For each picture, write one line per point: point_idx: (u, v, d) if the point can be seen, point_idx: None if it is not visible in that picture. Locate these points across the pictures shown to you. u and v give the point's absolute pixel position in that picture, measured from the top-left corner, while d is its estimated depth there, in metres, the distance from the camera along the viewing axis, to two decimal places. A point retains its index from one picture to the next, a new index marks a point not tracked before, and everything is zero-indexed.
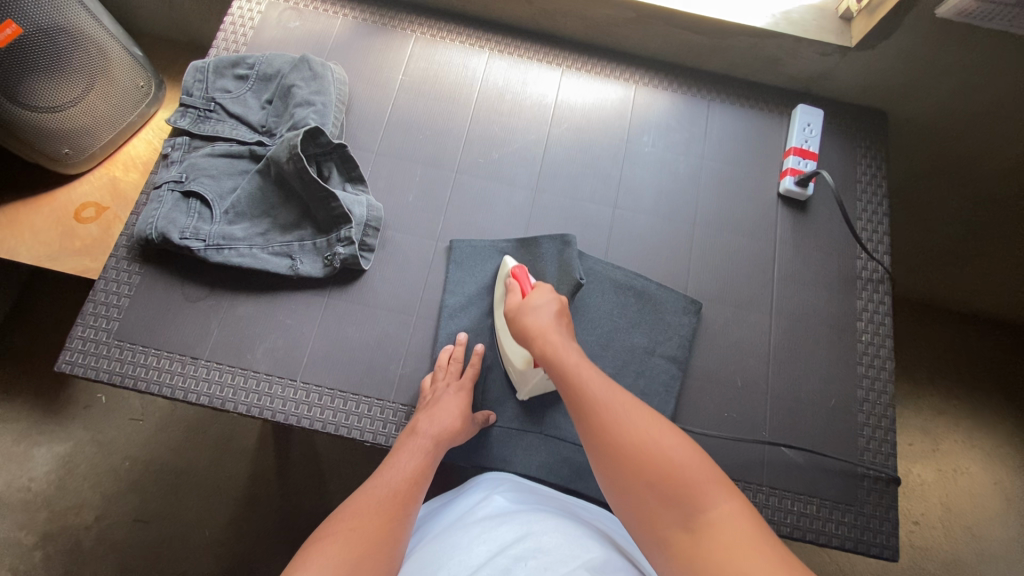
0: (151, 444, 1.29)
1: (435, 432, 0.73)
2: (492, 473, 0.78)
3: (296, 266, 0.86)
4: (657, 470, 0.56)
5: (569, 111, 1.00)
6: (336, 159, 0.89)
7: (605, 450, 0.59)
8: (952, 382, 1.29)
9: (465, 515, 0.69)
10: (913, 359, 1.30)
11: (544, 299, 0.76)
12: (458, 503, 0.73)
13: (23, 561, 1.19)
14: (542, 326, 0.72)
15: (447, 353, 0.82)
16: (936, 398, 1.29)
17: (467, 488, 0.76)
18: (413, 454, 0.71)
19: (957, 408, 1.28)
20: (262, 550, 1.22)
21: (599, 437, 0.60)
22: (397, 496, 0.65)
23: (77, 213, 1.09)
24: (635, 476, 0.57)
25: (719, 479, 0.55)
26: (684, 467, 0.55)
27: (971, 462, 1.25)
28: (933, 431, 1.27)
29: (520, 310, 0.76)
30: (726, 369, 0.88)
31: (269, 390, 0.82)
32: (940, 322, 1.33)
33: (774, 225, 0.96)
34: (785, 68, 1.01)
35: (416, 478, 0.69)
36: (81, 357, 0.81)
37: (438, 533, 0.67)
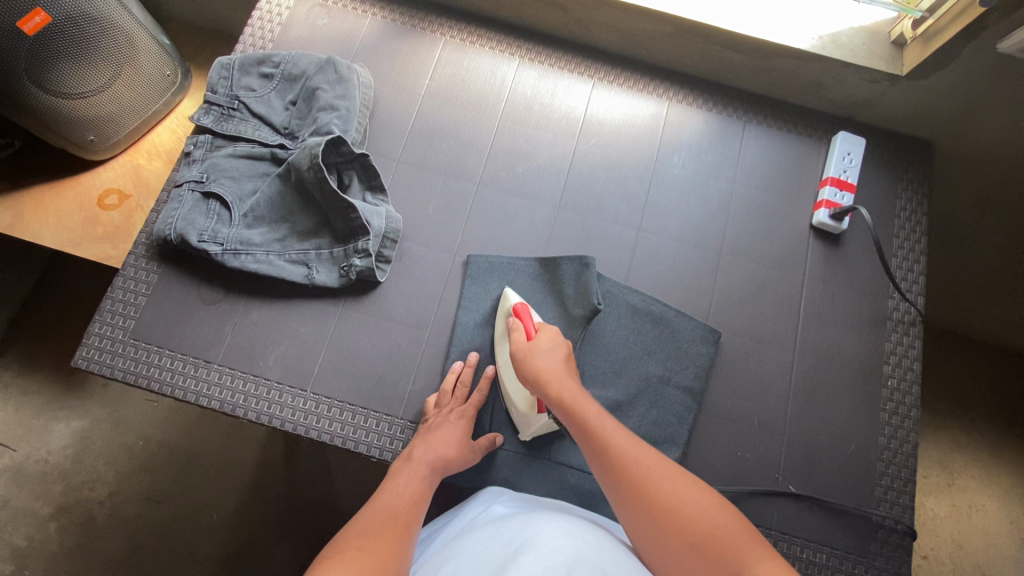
0: (164, 427, 1.31)
1: (436, 457, 0.73)
2: (493, 490, 0.76)
3: (311, 275, 0.85)
4: (693, 531, 0.54)
5: (598, 125, 0.97)
6: (357, 168, 0.88)
7: (638, 512, 0.57)
8: (975, 417, 1.25)
9: (464, 533, 0.65)
10: (936, 392, 1.26)
11: (552, 343, 0.74)
12: (461, 517, 0.71)
13: (38, 531, 1.23)
14: (553, 370, 0.70)
15: (454, 375, 0.82)
16: (956, 432, 1.24)
17: (466, 505, 0.74)
18: (411, 477, 0.70)
19: (977, 444, 1.24)
20: (266, 540, 1.24)
21: (625, 493, 0.58)
22: (400, 517, 0.63)
23: (100, 199, 1.10)
24: (665, 536, 0.55)
25: (758, 539, 0.52)
26: (712, 526, 0.54)
27: (986, 500, 1.21)
28: (950, 466, 1.23)
29: (527, 354, 0.73)
30: (744, 403, 0.85)
31: (279, 399, 0.82)
32: (970, 357, 1.27)
33: (804, 257, 0.92)
34: (828, 92, 0.96)
35: (416, 501, 0.67)
36: (97, 353, 0.82)
37: (437, 553, 0.63)
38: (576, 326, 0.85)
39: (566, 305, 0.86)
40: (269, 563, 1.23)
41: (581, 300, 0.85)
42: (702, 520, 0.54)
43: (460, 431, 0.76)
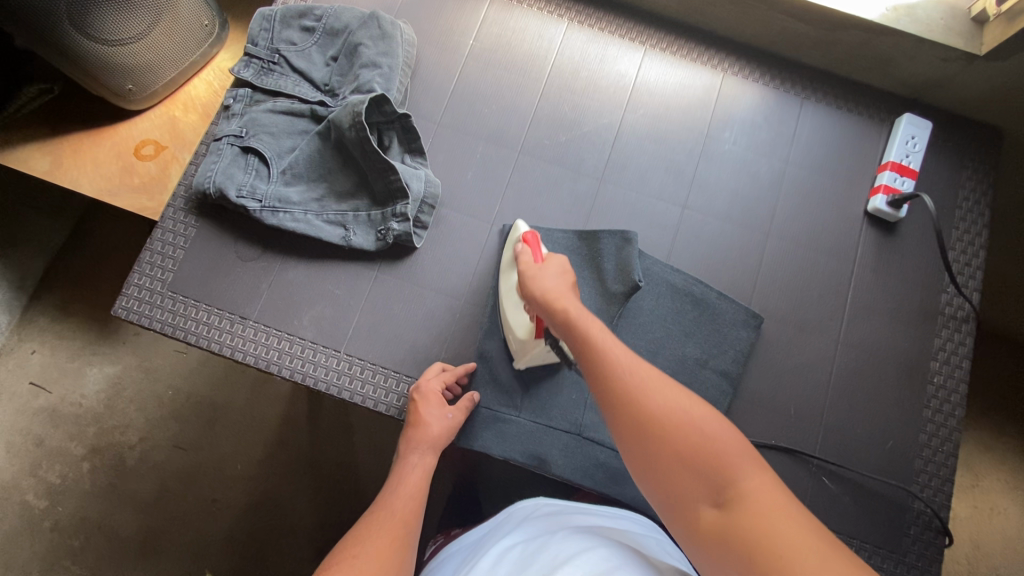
0: (193, 377, 1.34)
1: (421, 443, 0.76)
2: (514, 508, 0.74)
3: (348, 238, 0.83)
4: (683, 440, 0.50)
5: (647, 95, 0.93)
6: (398, 129, 0.86)
7: (627, 414, 0.53)
8: (1008, 420, 1.21)
9: (474, 560, 0.63)
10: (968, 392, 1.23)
11: (560, 269, 0.72)
12: (486, 531, 0.71)
13: (72, 469, 1.28)
14: (558, 291, 0.68)
15: (436, 368, 0.81)
16: (985, 434, 1.21)
17: (491, 526, 0.72)
18: (407, 472, 0.73)
19: (1007, 448, 1.21)
20: (288, 493, 1.27)
21: (613, 398, 0.55)
22: (398, 520, 0.66)
23: (137, 150, 1.10)
24: (652, 442, 0.51)
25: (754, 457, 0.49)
26: (705, 436, 0.50)
27: (1010, 503, 1.19)
28: (976, 467, 1.20)
29: (535, 275, 0.71)
30: (781, 390, 0.83)
31: (313, 358, 0.82)
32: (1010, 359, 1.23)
33: (857, 244, 0.88)
34: (897, 70, 0.91)
35: (415, 500, 0.70)
36: (136, 304, 0.82)
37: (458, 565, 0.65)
38: (613, 303, 0.83)
39: (605, 279, 0.83)
40: (290, 516, 1.26)
41: (620, 277, 0.83)
42: (695, 430, 0.51)
43: (437, 407, 0.77)
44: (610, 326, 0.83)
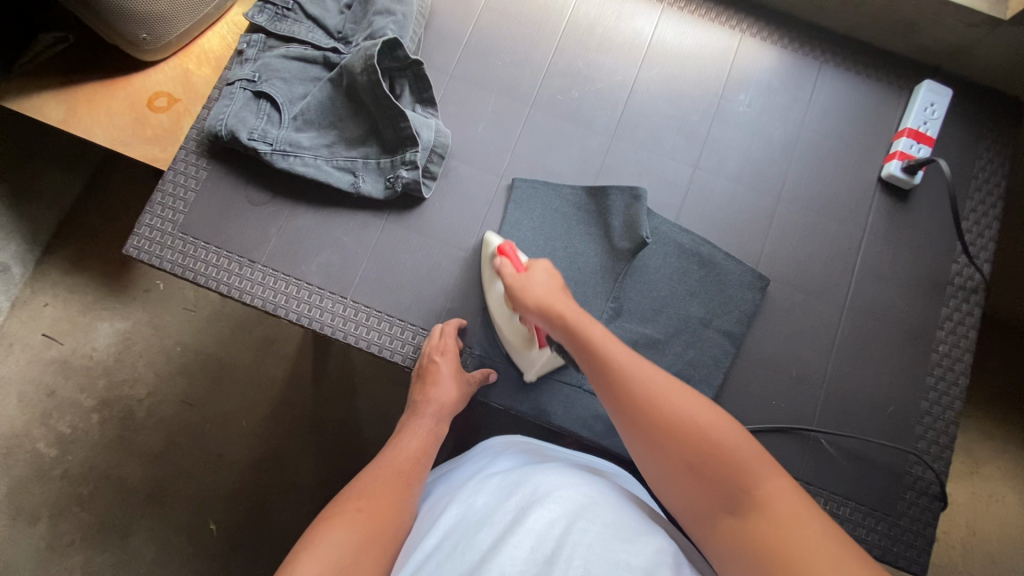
0: (201, 334, 1.36)
1: (435, 407, 0.75)
2: (501, 439, 0.75)
3: (357, 184, 0.84)
4: (699, 451, 0.55)
5: (663, 54, 0.92)
6: (410, 77, 0.85)
7: (647, 430, 0.58)
8: (1010, 408, 1.22)
9: (456, 491, 0.65)
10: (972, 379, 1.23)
11: (544, 275, 0.74)
12: (467, 465, 0.70)
13: (82, 420, 1.31)
14: (557, 300, 0.70)
15: (438, 333, 0.80)
16: (986, 421, 1.22)
17: (473, 455, 0.73)
18: (418, 432, 0.73)
19: (1008, 434, 1.21)
20: (291, 449, 1.30)
21: (630, 415, 0.59)
22: (402, 476, 0.66)
23: (150, 101, 1.10)
24: (672, 455, 0.56)
25: (768, 461, 0.53)
26: (722, 445, 0.54)
27: (1007, 490, 1.20)
28: (975, 453, 1.21)
29: (524, 287, 0.73)
30: (784, 354, 0.83)
31: (320, 303, 0.83)
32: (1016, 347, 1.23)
33: (869, 211, 0.87)
34: (919, 36, 0.89)
35: (421, 459, 0.69)
36: (147, 244, 0.83)
37: (441, 498, 0.65)
38: (620, 259, 0.83)
39: (612, 235, 0.84)
40: (293, 471, 1.28)
41: (628, 233, 0.83)
42: (710, 439, 0.55)
43: (452, 373, 0.77)
44: (615, 282, 0.83)
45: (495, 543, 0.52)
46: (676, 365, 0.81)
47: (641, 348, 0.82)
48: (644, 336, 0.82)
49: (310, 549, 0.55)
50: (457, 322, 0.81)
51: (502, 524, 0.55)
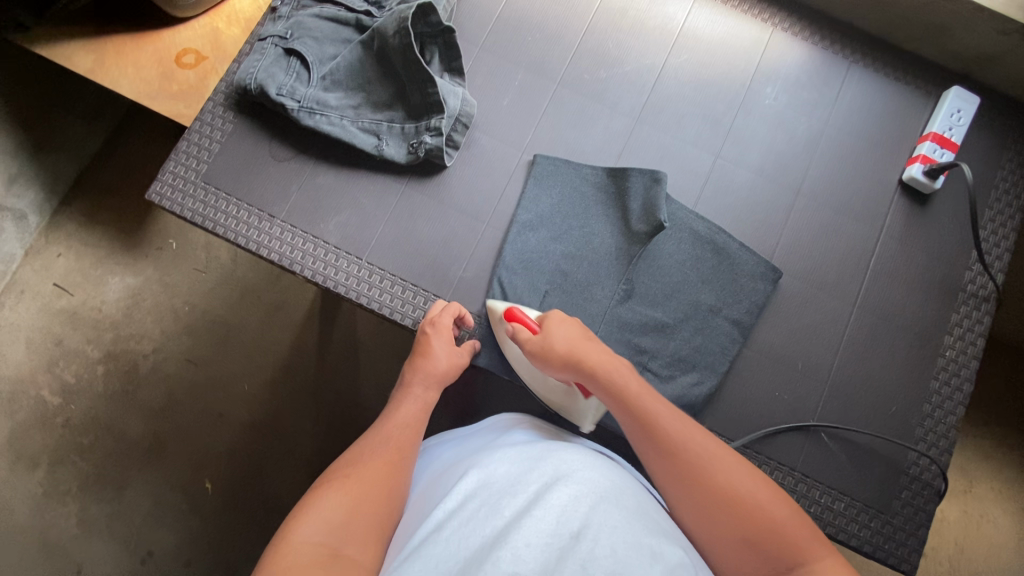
0: (210, 296, 1.37)
1: (425, 378, 0.74)
2: (499, 415, 0.77)
3: (381, 147, 0.84)
4: (751, 521, 0.56)
5: (693, 42, 0.92)
6: (440, 44, 0.86)
7: (699, 498, 0.59)
8: (1010, 430, 1.22)
9: (473, 457, 0.66)
10: (974, 399, 1.23)
11: (563, 328, 0.72)
12: (477, 436, 0.72)
13: (87, 370, 1.32)
14: (587, 352, 0.70)
15: (438, 307, 0.80)
16: (985, 442, 1.22)
17: (484, 426, 0.75)
18: (409, 401, 0.72)
19: (1005, 456, 1.22)
20: (292, 415, 1.31)
21: (681, 482, 0.61)
22: (393, 445, 0.66)
23: (179, 57, 1.11)
24: (726, 527, 0.57)
25: (816, 531, 0.56)
26: (774, 519, 0.56)
27: (1000, 512, 1.20)
28: (972, 472, 1.22)
29: (545, 345, 0.71)
30: (791, 347, 0.83)
31: (335, 262, 0.83)
32: (1019, 369, 1.23)
33: (887, 213, 0.87)
34: (952, 42, 0.88)
35: (412, 429, 0.69)
36: (169, 191, 0.84)
37: (455, 464, 0.67)
38: (635, 242, 0.83)
39: (629, 216, 0.84)
40: (292, 437, 1.29)
41: (645, 216, 0.83)
42: (763, 512, 0.57)
43: (446, 342, 0.76)
44: (629, 264, 0.83)
45: (521, 513, 0.55)
46: (682, 351, 0.82)
47: (649, 331, 0.82)
48: (652, 319, 0.82)
49: (307, 517, 0.56)
50: (456, 307, 0.81)
51: (526, 496, 0.58)
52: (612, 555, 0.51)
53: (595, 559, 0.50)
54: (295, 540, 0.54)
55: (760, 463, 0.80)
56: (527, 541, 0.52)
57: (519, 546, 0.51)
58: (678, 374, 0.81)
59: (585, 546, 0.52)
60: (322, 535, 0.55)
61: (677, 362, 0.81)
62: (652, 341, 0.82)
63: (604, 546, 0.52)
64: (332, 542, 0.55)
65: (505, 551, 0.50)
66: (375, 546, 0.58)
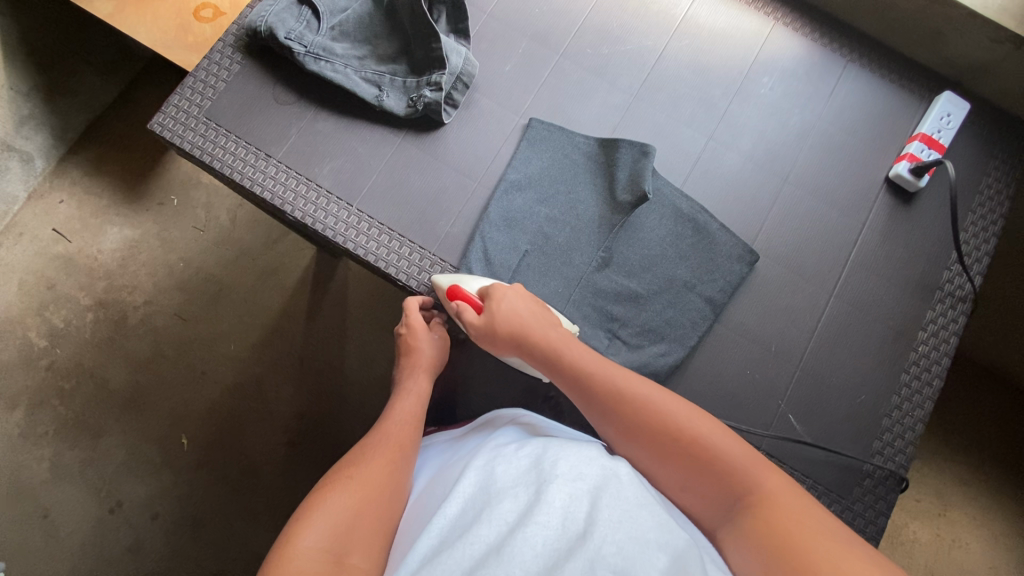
0: (205, 253, 1.38)
1: (420, 369, 0.79)
2: (500, 412, 0.77)
3: (381, 98, 0.86)
4: (714, 469, 0.60)
5: (696, 28, 0.94)
6: (449, 6, 0.88)
7: (667, 454, 0.62)
8: (987, 455, 1.22)
9: (470, 457, 0.67)
10: (954, 422, 1.24)
11: (509, 302, 0.73)
12: (471, 434, 0.73)
13: (77, 317, 1.33)
14: (535, 322, 0.72)
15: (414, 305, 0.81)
16: (962, 465, 1.23)
17: (476, 425, 0.75)
18: (408, 397, 0.76)
19: (980, 482, 1.22)
20: (273, 376, 1.31)
21: (645, 437, 0.64)
22: (392, 445, 0.69)
23: (197, 10, 1.13)
24: (694, 477, 0.61)
25: (770, 465, 0.59)
26: (734, 460, 0.60)
27: (972, 537, 1.20)
28: (945, 495, 1.22)
29: (494, 322, 0.72)
30: (765, 330, 0.84)
31: (325, 206, 0.85)
32: (999, 394, 1.24)
33: (870, 207, 0.89)
34: (947, 48, 0.91)
35: (412, 424, 0.73)
36: (171, 123, 0.86)
37: (454, 464, 0.68)
38: (618, 211, 0.84)
39: (615, 184, 0.85)
40: (271, 398, 1.30)
41: (631, 186, 0.84)
42: (724, 456, 0.60)
43: (425, 334, 0.80)
44: (610, 232, 0.84)
45: (522, 519, 0.56)
46: (653, 321, 0.83)
47: (623, 299, 0.83)
48: (628, 288, 0.83)
49: (309, 522, 0.58)
50: (419, 300, 0.82)
51: (525, 498, 0.58)
52: (621, 551, 0.52)
53: (604, 560, 0.52)
54: (301, 546, 0.56)
55: None
56: (530, 552, 0.53)
57: (524, 558, 0.53)
58: (649, 344, 0.82)
59: (589, 548, 0.53)
60: (326, 541, 0.57)
61: (647, 332, 0.82)
62: (625, 309, 0.83)
63: (611, 543, 0.53)
64: (335, 548, 0.57)
65: (510, 563, 0.52)
66: (377, 549, 0.60)
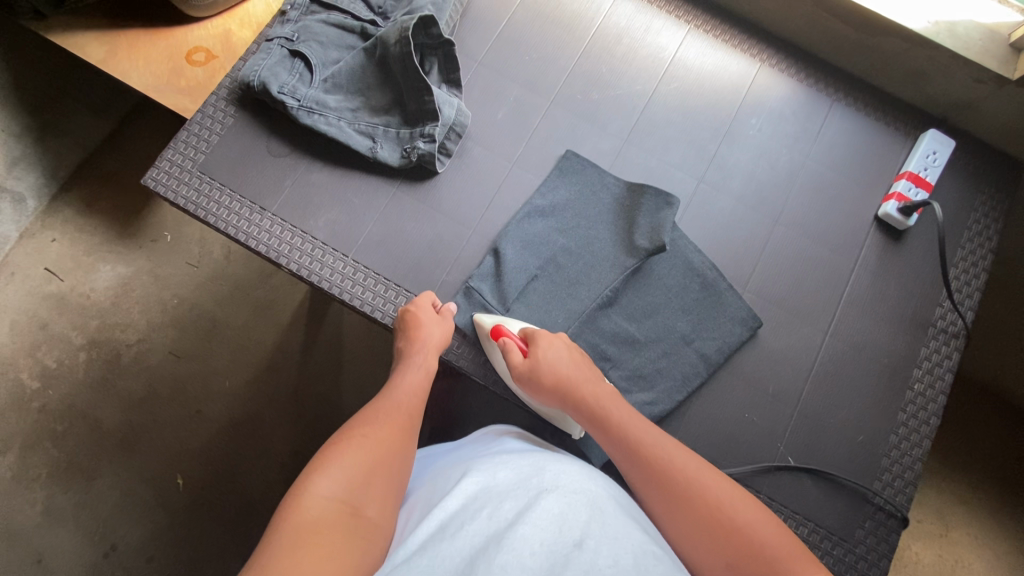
0: (200, 290, 1.37)
1: (426, 348, 0.77)
2: (487, 427, 0.77)
3: (375, 150, 0.87)
4: (740, 546, 0.56)
5: (684, 71, 0.96)
6: (440, 56, 0.90)
7: (690, 521, 0.59)
8: (987, 476, 1.23)
9: (473, 462, 0.65)
10: (953, 444, 1.24)
11: (551, 351, 0.75)
12: (470, 442, 0.72)
13: (69, 357, 1.32)
14: (575, 374, 0.73)
15: (429, 300, 0.82)
16: (963, 487, 1.23)
17: (475, 436, 0.74)
18: (412, 371, 0.74)
19: (981, 503, 1.22)
20: (270, 413, 1.30)
21: (671, 500, 0.61)
22: (402, 411, 0.69)
23: (189, 55, 1.14)
24: (714, 550, 0.57)
25: (809, 558, 0.55)
26: (764, 542, 0.56)
27: (976, 560, 1.20)
28: (947, 517, 1.22)
29: (534, 367, 0.73)
30: (762, 371, 0.85)
31: (321, 258, 0.85)
32: (996, 415, 1.25)
33: (861, 246, 0.90)
34: (930, 87, 0.92)
35: (420, 396, 0.72)
36: (164, 177, 0.86)
37: (453, 467, 0.66)
38: (635, 256, 0.85)
39: (635, 229, 0.86)
40: (268, 437, 1.28)
41: (650, 235, 0.85)
42: (754, 535, 0.56)
43: (431, 315, 0.79)
44: (622, 275, 0.85)
45: (521, 515, 0.54)
46: (646, 367, 0.83)
47: (619, 341, 0.84)
48: (625, 332, 0.84)
49: (321, 476, 0.58)
50: (428, 296, 0.82)
51: (524, 499, 0.57)
52: (615, 564, 0.49)
53: (601, 569, 0.49)
54: (315, 496, 0.56)
55: None
56: (530, 546, 0.51)
57: (523, 551, 0.50)
58: (636, 390, 0.82)
59: (587, 554, 0.50)
60: (340, 494, 0.57)
61: (636, 377, 0.83)
62: (620, 353, 0.84)
63: (606, 556, 0.50)
64: (349, 502, 0.56)
65: (508, 552, 0.50)
66: (390, 508, 0.59)
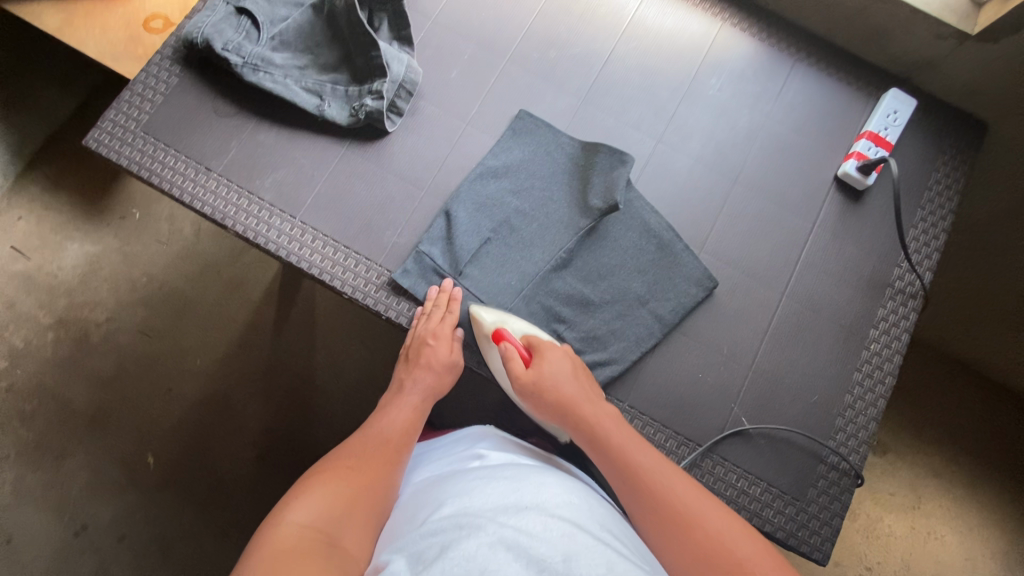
0: (169, 268, 1.35)
1: (423, 384, 0.76)
2: (476, 429, 0.75)
3: (322, 108, 0.85)
4: None
5: (643, 29, 0.94)
6: (389, 12, 0.88)
7: (685, 550, 0.56)
8: (959, 448, 1.23)
9: (451, 483, 0.62)
10: (925, 416, 1.24)
11: (554, 365, 0.72)
12: (451, 456, 0.70)
13: (36, 336, 1.30)
14: (576, 391, 0.71)
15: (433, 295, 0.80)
16: (936, 459, 1.23)
17: (457, 449, 0.72)
18: (403, 408, 0.74)
19: (955, 475, 1.22)
20: (240, 391, 1.28)
21: (670, 530, 0.58)
22: (387, 445, 0.68)
23: (147, 22, 1.10)
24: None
25: None
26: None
27: (948, 531, 1.20)
28: (920, 489, 1.22)
29: (537, 381, 0.70)
30: (718, 332, 0.84)
31: (268, 219, 0.83)
32: (967, 387, 1.25)
33: (821, 207, 0.89)
34: (892, 46, 0.91)
35: (407, 432, 0.71)
36: (107, 138, 0.84)
37: (431, 489, 0.64)
38: (588, 216, 0.84)
39: (589, 190, 0.85)
40: (239, 415, 1.27)
41: (603, 194, 0.84)
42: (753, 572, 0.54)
43: (446, 348, 0.77)
44: (575, 237, 0.83)
45: (503, 542, 0.50)
46: (600, 329, 0.82)
47: (573, 303, 0.83)
48: (579, 294, 0.83)
49: (296, 506, 0.56)
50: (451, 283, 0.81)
51: (506, 521, 0.53)
52: None
53: None
54: (289, 524, 0.54)
55: (676, 442, 0.80)
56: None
57: None
58: (588, 351, 0.81)
59: None
60: (316, 522, 0.55)
61: (590, 339, 0.82)
62: (574, 314, 0.82)
63: None
64: (325, 530, 0.54)
65: None
66: (368, 542, 0.57)
